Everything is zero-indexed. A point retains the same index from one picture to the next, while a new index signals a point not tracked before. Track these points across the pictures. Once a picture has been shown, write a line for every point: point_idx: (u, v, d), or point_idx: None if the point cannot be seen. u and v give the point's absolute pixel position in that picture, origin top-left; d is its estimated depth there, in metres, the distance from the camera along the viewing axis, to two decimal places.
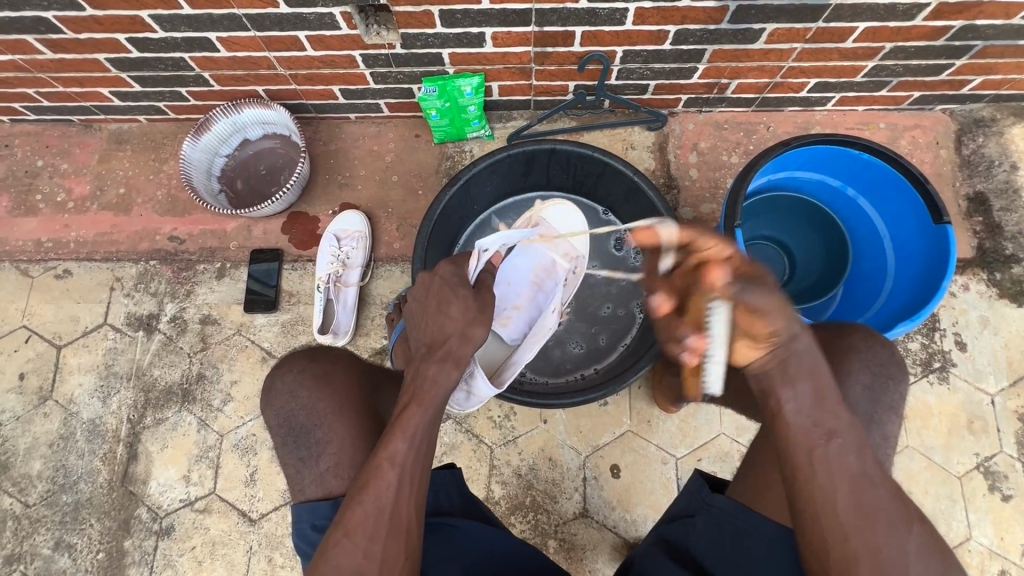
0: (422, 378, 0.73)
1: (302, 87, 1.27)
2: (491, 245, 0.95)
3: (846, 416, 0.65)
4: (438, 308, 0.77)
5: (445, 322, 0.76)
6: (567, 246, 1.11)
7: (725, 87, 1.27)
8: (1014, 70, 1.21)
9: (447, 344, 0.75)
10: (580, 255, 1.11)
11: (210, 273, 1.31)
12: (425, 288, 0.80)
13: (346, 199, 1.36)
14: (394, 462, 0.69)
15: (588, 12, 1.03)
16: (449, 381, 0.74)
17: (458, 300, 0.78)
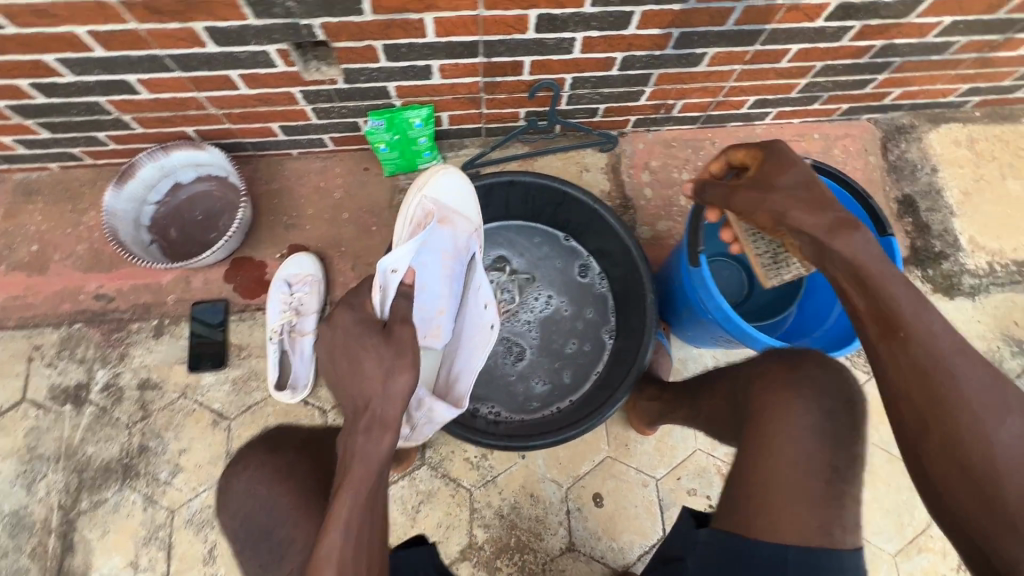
0: (352, 453, 0.70)
1: (237, 126, 1.19)
2: (397, 264, 0.87)
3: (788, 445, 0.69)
4: (350, 367, 0.74)
5: (364, 380, 0.72)
6: (468, 216, 1.01)
7: (671, 108, 1.30)
8: (928, 82, 1.31)
9: (370, 409, 0.71)
10: (480, 225, 1.02)
11: (146, 332, 1.20)
12: (329, 346, 0.77)
13: (294, 240, 1.28)
14: (331, 557, 0.65)
15: (537, 42, 1.02)
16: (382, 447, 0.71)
17: (369, 353, 0.74)
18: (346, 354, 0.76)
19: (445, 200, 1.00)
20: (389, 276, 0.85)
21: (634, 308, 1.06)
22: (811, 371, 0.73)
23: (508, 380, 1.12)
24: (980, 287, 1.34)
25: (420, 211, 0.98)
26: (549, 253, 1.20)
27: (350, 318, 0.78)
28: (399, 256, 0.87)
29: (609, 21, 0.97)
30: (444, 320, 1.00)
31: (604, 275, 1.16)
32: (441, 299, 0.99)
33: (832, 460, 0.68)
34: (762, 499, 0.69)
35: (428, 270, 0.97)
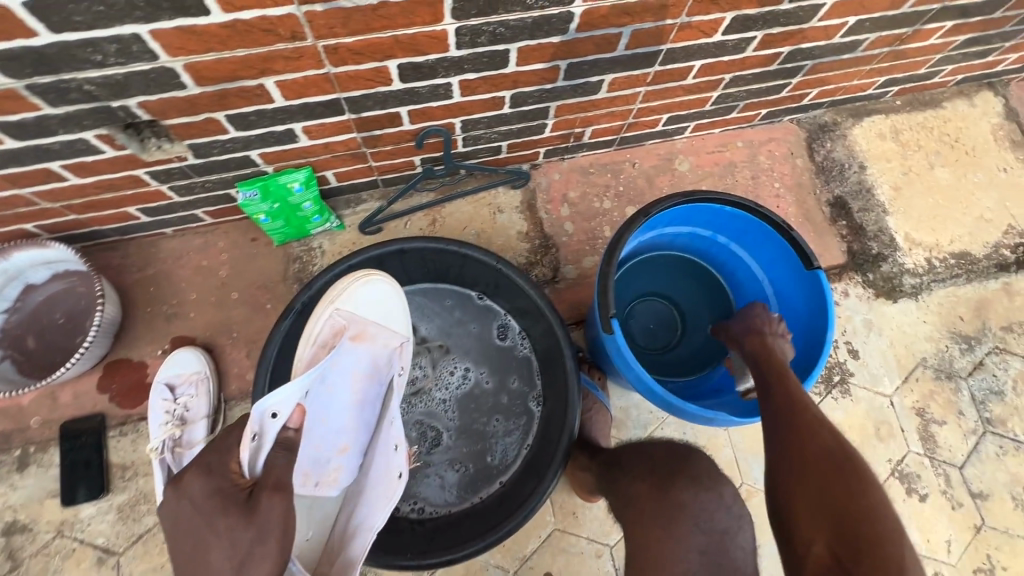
0: None
1: (86, 215, 1.03)
2: (280, 405, 0.71)
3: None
4: (198, 558, 0.60)
5: (210, 575, 0.59)
6: (389, 333, 0.90)
7: (581, 135, 1.20)
8: (845, 79, 1.24)
9: None
10: (406, 340, 0.91)
11: (7, 466, 1.03)
12: (174, 521, 0.62)
13: (177, 332, 1.13)
14: None
15: (408, 92, 0.89)
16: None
17: (221, 539, 0.60)
18: (193, 537, 0.61)
19: (361, 315, 0.90)
20: (265, 422, 0.69)
21: (558, 376, 0.96)
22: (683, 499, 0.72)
23: (427, 470, 1.00)
24: (922, 285, 1.28)
25: (330, 327, 0.88)
26: (463, 317, 1.07)
27: (202, 488, 0.63)
28: (287, 397, 0.72)
29: (483, 61, 0.86)
30: (345, 460, 0.86)
31: (524, 333, 1.05)
32: (345, 433, 0.85)
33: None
34: None
35: (329, 397, 0.84)
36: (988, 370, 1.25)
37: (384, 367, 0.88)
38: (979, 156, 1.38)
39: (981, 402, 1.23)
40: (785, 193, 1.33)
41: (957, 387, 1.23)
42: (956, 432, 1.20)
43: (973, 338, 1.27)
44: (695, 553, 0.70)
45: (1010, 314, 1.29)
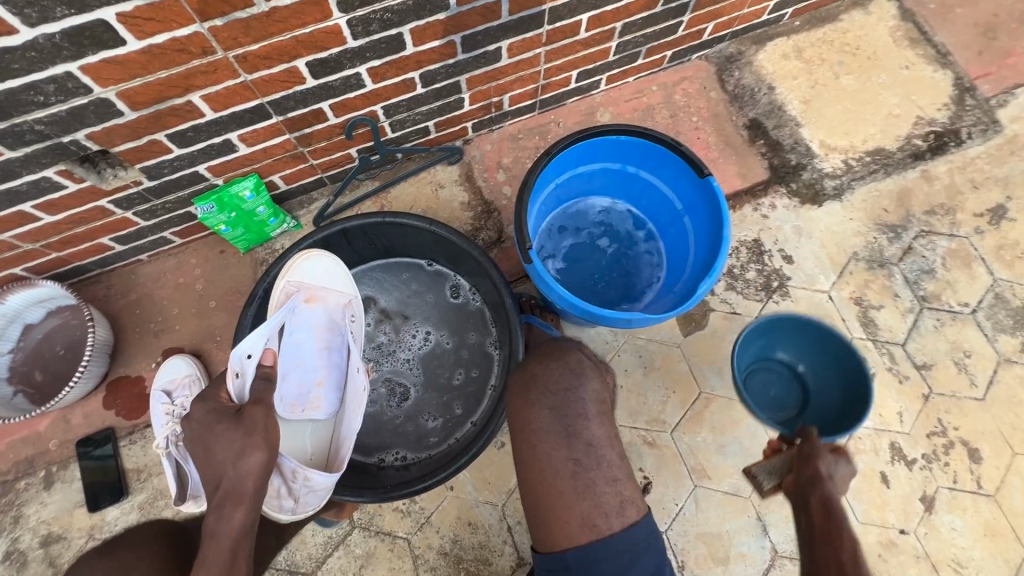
0: (208, 530, 0.72)
1: (66, 252, 1.14)
2: (254, 349, 0.93)
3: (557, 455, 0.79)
4: (207, 453, 0.75)
5: (216, 463, 0.74)
6: (337, 292, 1.06)
7: (500, 104, 1.30)
8: (735, 9, 1.33)
9: (222, 485, 0.73)
10: (353, 296, 1.07)
11: (36, 486, 1.15)
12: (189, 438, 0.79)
13: (167, 345, 1.24)
14: None
15: (322, 87, 1.00)
16: (238, 521, 0.72)
17: (221, 437, 0.76)
18: (200, 443, 0.77)
19: (310, 281, 1.04)
20: (244, 361, 0.90)
21: (501, 313, 1.05)
22: (537, 373, 0.87)
23: (398, 424, 1.10)
24: (843, 186, 1.37)
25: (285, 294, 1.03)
26: (419, 284, 1.17)
27: (202, 410, 0.81)
28: (256, 341, 0.92)
29: (382, 47, 0.96)
30: (323, 391, 1.04)
31: (474, 288, 1.15)
32: (319, 371, 1.04)
33: (569, 454, 0.79)
34: (536, 493, 0.79)
35: (299, 347, 1.02)
36: (917, 253, 1.33)
37: (341, 319, 1.06)
38: (881, 59, 1.46)
39: (915, 282, 1.31)
40: (704, 125, 1.43)
41: (890, 274, 1.31)
42: (894, 314, 1.28)
43: (898, 227, 1.35)
44: (548, 411, 0.82)
45: (931, 198, 1.37)
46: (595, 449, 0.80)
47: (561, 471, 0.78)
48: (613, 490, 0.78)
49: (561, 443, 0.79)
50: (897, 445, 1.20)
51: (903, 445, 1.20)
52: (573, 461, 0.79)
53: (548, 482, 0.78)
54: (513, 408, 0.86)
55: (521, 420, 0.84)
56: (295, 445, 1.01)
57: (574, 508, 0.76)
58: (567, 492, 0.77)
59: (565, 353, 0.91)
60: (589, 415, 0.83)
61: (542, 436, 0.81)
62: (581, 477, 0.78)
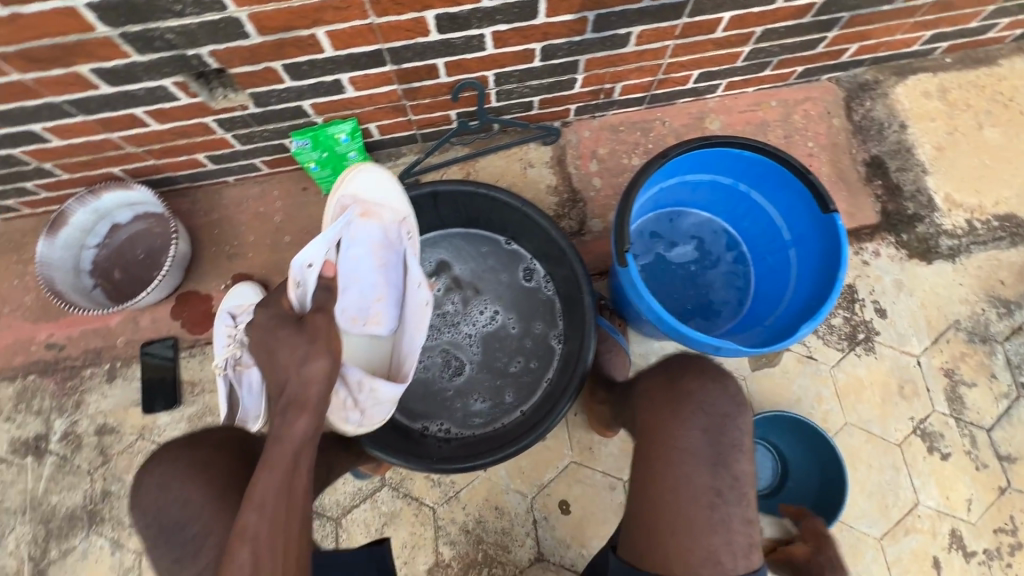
0: (271, 436, 0.71)
1: (163, 161, 1.16)
2: (314, 258, 0.87)
3: (699, 479, 0.71)
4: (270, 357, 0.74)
5: (280, 368, 0.73)
6: (392, 206, 0.99)
7: (611, 91, 1.24)
8: (886, 34, 1.22)
9: (285, 392, 0.71)
10: (409, 213, 1.00)
11: (99, 377, 1.20)
12: (252, 341, 0.77)
13: (238, 270, 1.26)
14: (244, 538, 0.65)
15: (443, 43, 0.96)
16: (299, 428, 0.70)
17: (283, 342, 0.74)
18: (263, 345, 0.76)
19: (365, 195, 0.98)
20: (304, 271, 0.84)
21: (575, 310, 1.01)
22: (690, 390, 0.74)
23: (447, 397, 1.10)
24: (960, 247, 1.25)
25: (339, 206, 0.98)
26: (495, 262, 1.14)
27: (264, 313, 0.77)
28: (315, 250, 0.87)
29: (514, 12, 0.91)
30: (384, 306, 1.01)
31: (548, 277, 1.11)
32: (378, 288, 1.00)
33: (712, 483, 0.71)
34: (653, 508, 0.73)
35: (357, 262, 0.98)
36: None
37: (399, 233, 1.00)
38: None
39: (1017, 366, 1.20)
40: (819, 152, 1.33)
41: (991, 351, 1.21)
42: (985, 395, 1.18)
43: (1012, 303, 1.23)
44: (697, 432, 0.73)
45: None
46: (743, 486, 0.71)
47: (698, 498, 0.70)
48: (746, 531, 0.70)
49: (706, 470, 0.71)
50: (958, 532, 1.12)
51: (964, 534, 1.12)
52: (715, 491, 0.71)
53: (681, 503, 0.71)
54: (648, 412, 0.77)
55: (662, 430, 0.75)
56: (357, 358, 1.00)
57: (695, 539, 0.69)
58: (698, 521, 0.70)
59: (723, 374, 0.76)
60: (743, 448, 0.73)
61: (678, 454, 0.72)
62: (719, 511, 0.70)
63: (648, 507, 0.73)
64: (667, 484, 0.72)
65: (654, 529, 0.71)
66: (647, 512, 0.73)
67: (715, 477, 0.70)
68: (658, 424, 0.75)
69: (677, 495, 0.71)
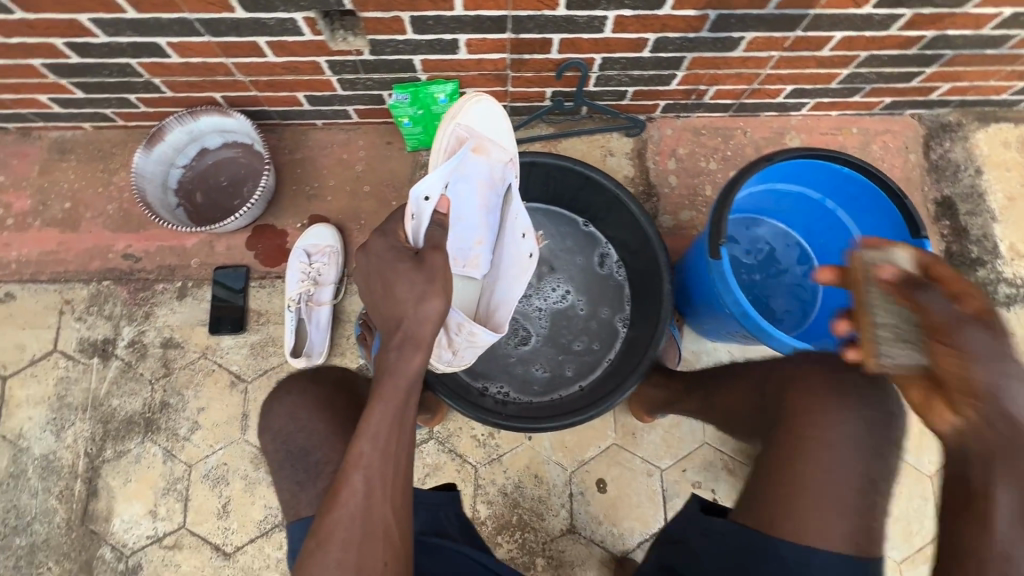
0: (384, 368, 0.73)
1: (264, 94, 1.19)
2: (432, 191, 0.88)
3: (852, 467, 0.73)
4: (388, 290, 0.74)
5: (398, 303, 0.73)
6: (502, 146, 1.00)
7: (703, 93, 1.26)
8: (981, 78, 1.24)
9: (401, 329, 0.72)
10: (516, 155, 1.01)
11: (170, 293, 1.23)
12: (366, 272, 0.77)
13: (315, 211, 1.29)
14: (358, 465, 0.69)
15: (566, 19, 0.99)
16: (415, 365, 0.72)
17: (402, 277, 0.73)
18: (380, 279, 0.76)
19: (478, 130, 0.98)
20: (421, 204, 0.85)
21: (650, 298, 1.03)
22: (853, 383, 0.76)
23: (510, 363, 1.15)
24: (1016, 297, 1.28)
25: (454, 138, 0.97)
26: (571, 241, 1.18)
27: (382, 244, 0.78)
28: (434, 184, 0.87)
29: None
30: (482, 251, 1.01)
31: (621, 264, 1.15)
32: (480, 230, 1.00)
33: (867, 472, 0.74)
34: (794, 481, 0.74)
35: (462, 198, 0.97)
36: None
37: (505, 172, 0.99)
38: None
39: None
40: None
41: None
42: None
43: None
44: (857, 422, 0.75)
45: None
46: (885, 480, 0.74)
47: (847, 482, 0.73)
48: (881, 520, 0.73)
49: (863, 459, 0.74)
50: None
51: None
52: (866, 478, 0.74)
53: (823, 481, 0.73)
54: (798, 393, 0.78)
55: (813, 415, 0.76)
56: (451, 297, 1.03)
57: (833, 515, 0.72)
58: (845, 501, 0.72)
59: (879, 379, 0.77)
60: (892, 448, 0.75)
61: (829, 437, 0.74)
62: (866, 496, 0.73)
63: (791, 476, 0.75)
64: (818, 462, 0.74)
65: (796, 498, 0.73)
66: (787, 482, 0.75)
67: (873, 466, 0.73)
68: (812, 405, 0.76)
69: (823, 470, 0.73)
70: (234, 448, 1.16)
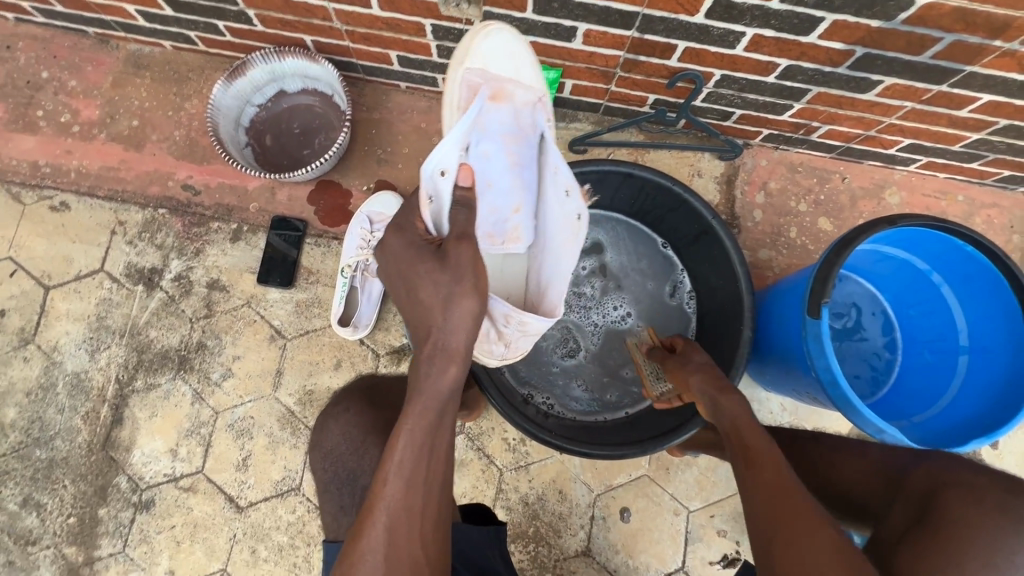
0: (414, 386, 0.66)
1: (356, 46, 1.13)
2: (446, 160, 0.75)
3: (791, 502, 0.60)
4: (412, 295, 0.69)
5: (425, 309, 0.68)
6: (525, 88, 0.84)
7: (813, 130, 1.17)
8: None
9: (431, 339, 0.66)
10: (542, 94, 0.84)
11: (223, 234, 1.19)
12: (388, 276, 0.73)
13: (383, 176, 1.23)
14: (384, 497, 0.62)
15: (701, 29, 0.91)
16: (446, 380, 0.65)
17: (425, 278, 0.68)
18: (402, 280, 0.72)
19: (494, 74, 0.83)
20: (437, 180, 0.74)
21: (724, 338, 0.97)
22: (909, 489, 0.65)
23: (552, 375, 1.08)
24: None
25: (469, 90, 0.83)
26: (645, 261, 1.12)
27: (400, 241, 0.73)
28: (448, 152, 0.75)
29: (791, 22, 0.86)
30: (522, 220, 0.88)
31: (694, 295, 1.09)
32: (515, 196, 0.86)
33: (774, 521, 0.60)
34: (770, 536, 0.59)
35: (490, 161, 0.83)
36: None
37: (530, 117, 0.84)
38: None
39: None
40: None
41: None
42: None
43: None
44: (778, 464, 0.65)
45: None
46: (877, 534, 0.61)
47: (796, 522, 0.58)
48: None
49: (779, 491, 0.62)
50: None
51: None
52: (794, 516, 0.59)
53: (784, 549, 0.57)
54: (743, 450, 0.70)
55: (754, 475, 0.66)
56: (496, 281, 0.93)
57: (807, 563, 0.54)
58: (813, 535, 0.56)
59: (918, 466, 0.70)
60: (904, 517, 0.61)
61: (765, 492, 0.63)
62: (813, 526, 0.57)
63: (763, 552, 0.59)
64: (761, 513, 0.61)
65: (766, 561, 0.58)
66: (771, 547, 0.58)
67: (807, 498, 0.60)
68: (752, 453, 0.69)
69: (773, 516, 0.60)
70: (263, 403, 1.13)
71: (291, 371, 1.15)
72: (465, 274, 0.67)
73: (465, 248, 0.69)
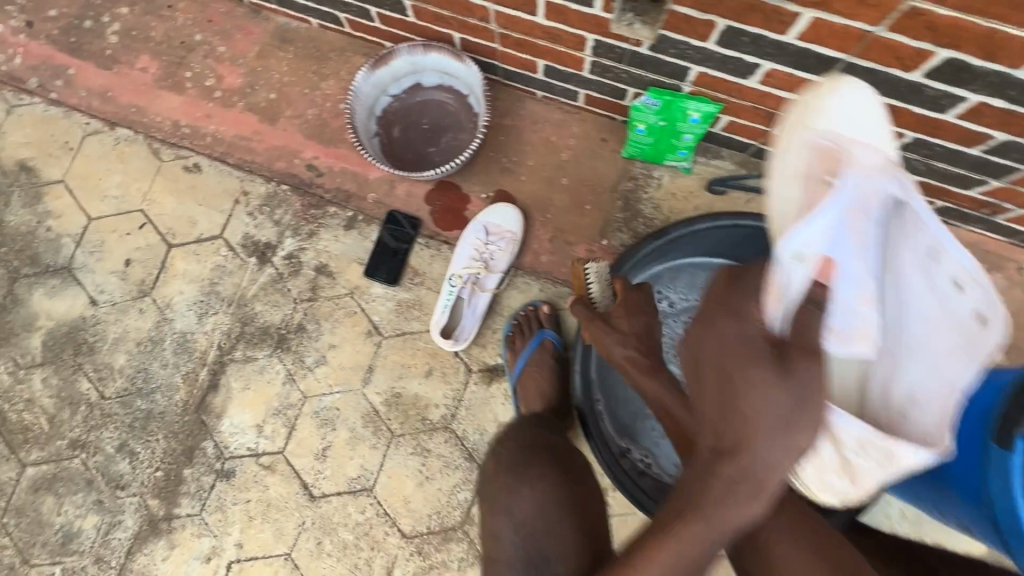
0: (709, 512, 0.54)
1: (505, 50, 1.08)
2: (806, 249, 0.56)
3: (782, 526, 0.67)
4: (733, 405, 0.54)
5: (748, 422, 0.53)
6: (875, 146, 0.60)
7: (1001, 211, 1.02)
8: None
9: (743, 466, 0.53)
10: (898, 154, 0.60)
11: (338, 220, 1.18)
12: (693, 357, 0.58)
13: (504, 186, 1.19)
14: None
15: (911, 87, 0.79)
16: (747, 517, 0.53)
17: (754, 385, 0.53)
18: (723, 376, 0.55)
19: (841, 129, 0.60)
20: (790, 271, 0.55)
21: None
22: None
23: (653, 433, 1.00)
24: None
25: (817, 158, 0.61)
26: None
27: (725, 331, 0.56)
28: (813, 236, 0.57)
29: None
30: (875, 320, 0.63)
31: None
32: (865, 284, 0.61)
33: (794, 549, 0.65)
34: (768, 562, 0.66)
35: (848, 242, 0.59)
36: None
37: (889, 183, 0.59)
38: None
39: None
40: None
41: None
42: None
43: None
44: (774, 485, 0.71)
45: None
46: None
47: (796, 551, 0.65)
48: None
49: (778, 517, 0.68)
50: None
51: None
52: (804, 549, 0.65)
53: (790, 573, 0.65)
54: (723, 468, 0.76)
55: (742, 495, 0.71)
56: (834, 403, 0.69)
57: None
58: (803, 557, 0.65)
59: None
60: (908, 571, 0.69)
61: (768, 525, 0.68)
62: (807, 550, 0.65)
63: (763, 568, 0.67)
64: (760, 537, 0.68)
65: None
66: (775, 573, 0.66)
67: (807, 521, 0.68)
68: None
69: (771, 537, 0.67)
70: (351, 396, 1.12)
71: (382, 370, 1.13)
72: (792, 386, 0.52)
73: (801, 358, 0.53)
